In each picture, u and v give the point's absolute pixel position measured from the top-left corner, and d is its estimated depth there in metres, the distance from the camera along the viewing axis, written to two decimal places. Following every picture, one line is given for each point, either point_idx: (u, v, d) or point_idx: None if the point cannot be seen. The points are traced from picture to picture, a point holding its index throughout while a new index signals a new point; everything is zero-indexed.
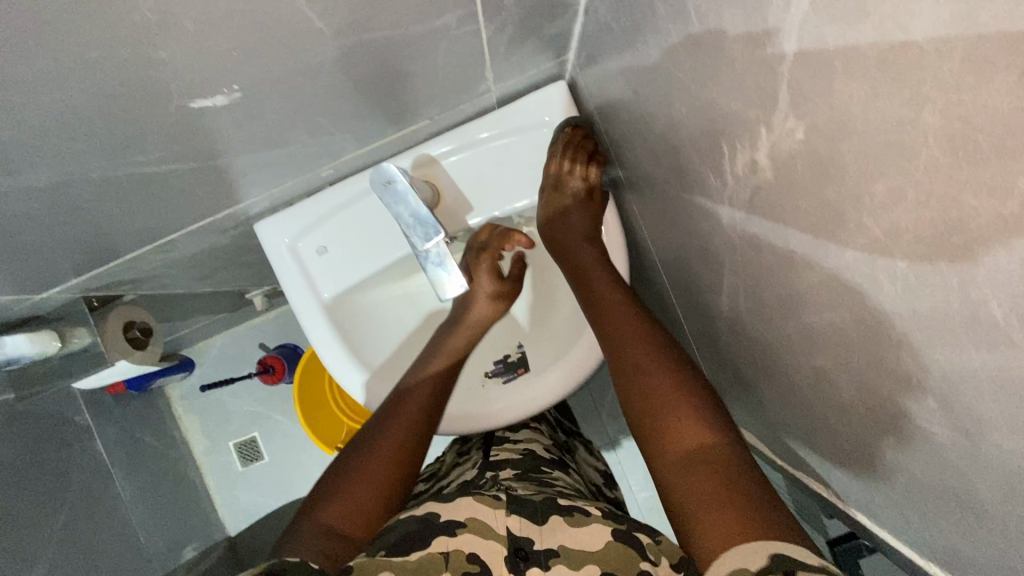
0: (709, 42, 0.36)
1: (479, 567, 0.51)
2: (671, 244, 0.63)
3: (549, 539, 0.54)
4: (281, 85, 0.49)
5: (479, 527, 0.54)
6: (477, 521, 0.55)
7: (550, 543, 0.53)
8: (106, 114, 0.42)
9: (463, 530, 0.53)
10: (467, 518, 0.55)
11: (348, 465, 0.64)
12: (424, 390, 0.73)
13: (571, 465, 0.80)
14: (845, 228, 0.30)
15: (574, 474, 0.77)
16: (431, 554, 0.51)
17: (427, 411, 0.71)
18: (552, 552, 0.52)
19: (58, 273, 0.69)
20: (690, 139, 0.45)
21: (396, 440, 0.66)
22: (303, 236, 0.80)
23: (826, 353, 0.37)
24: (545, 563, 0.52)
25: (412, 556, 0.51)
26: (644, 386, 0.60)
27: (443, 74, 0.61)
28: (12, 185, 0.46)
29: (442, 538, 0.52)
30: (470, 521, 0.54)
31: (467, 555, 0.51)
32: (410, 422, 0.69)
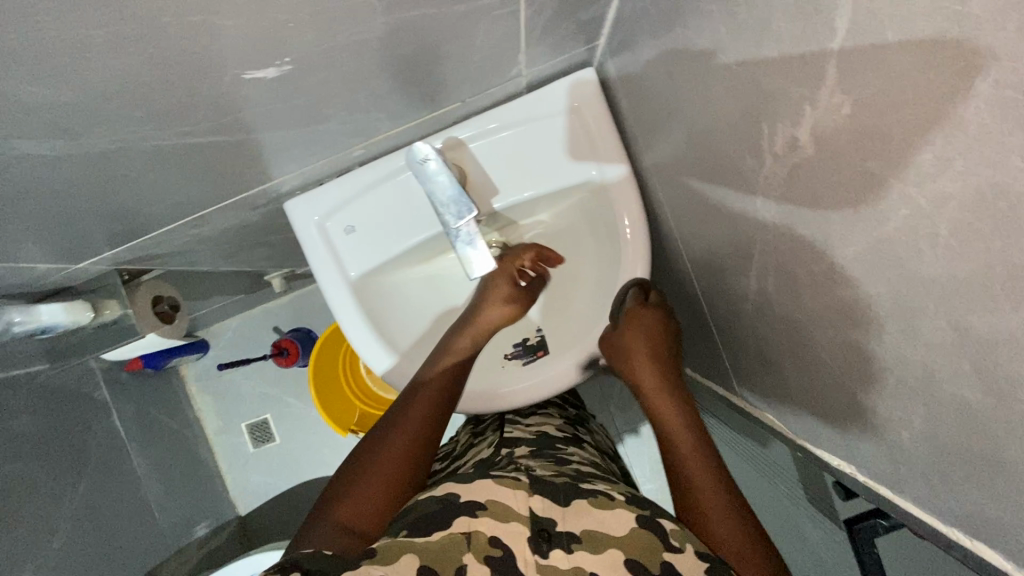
0: (756, 23, 0.37)
1: (502, 552, 0.51)
2: (699, 226, 0.64)
3: (571, 521, 0.54)
4: (328, 59, 0.50)
5: (498, 511, 0.54)
6: (496, 504, 0.54)
7: (572, 526, 0.54)
8: (164, 82, 0.44)
9: (484, 513, 0.53)
10: (487, 500, 0.55)
11: (355, 465, 0.64)
12: (433, 393, 0.72)
13: (585, 440, 0.82)
14: (887, 199, 0.31)
15: (589, 448, 0.79)
16: (453, 533, 0.51)
17: (435, 413, 0.70)
18: (575, 537, 0.53)
19: (95, 245, 0.71)
20: (726, 120, 0.46)
21: (404, 446, 0.66)
22: (332, 214, 0.81)
23: (858, 326, 0.39)
24: (568, 546, 0.52)
25: (433, 537, 0.51)
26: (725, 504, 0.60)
27: (478, 55, 0.62)
28: (67, 150, 0.47)
29: (463, 519, 0.53)
30: (489, 504, 0.54)
31: (488, 539, 0.51)
32: (419, 421, 0.68)
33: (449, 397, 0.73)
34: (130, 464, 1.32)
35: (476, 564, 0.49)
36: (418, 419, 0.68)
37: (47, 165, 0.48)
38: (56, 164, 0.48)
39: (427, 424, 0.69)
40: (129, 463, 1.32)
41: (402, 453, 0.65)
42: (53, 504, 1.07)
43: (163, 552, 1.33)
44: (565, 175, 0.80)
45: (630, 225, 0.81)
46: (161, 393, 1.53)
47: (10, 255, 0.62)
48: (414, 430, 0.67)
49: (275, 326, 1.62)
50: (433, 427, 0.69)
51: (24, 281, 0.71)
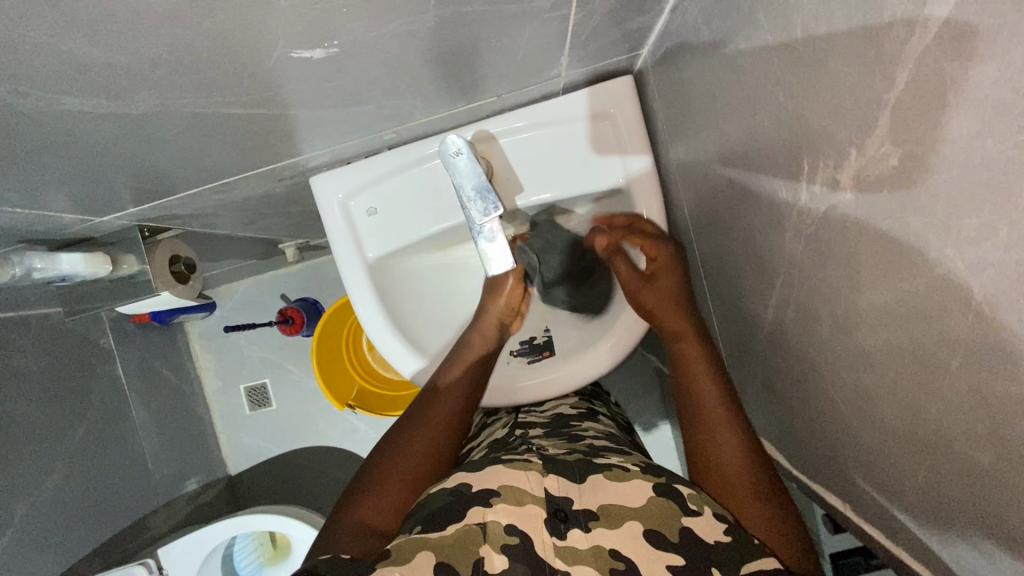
0: (814, 60, 0.37)
1: (519, 540, 0.52)
2: (720, 247, 0.65)
3: (588, 499, 0.56)
4: (375, 45, 0.50)
5: (514, 497, 0.55)
6: (511, 490, 0.55)
7: (589, 504, 0.56)
8: (211, 53, 0.44)
9: (498, 500, 0.54)
10: (500, 486, 0.56)
11: (374, 465, 0.65)
12: (458, 390, 0.74)
13: (600, 413, 0.83)
14: (924, 255, 0.31)
15: (604, 423, 0.80)
16: (468, 525, 0.52)
17: (458, 409, 0.72)
18: (592, 515, 0.55)
19: (119, 201, 0.71)
20: (768, 150, 0.46)
21: (422, 445, 0.67)
22: (356, 194, 0.82)
23: (872, 372, 0.39)
24: (586, 525, 0.54)
25: (448, 530, 0.52)
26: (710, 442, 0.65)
27: (522, 53, 0.62)
28: (109, 110, 0.48)
29: (478, 509, 0.54)
30: (504, 491, 0.55)
31: (504, 528, 0.52)
32: (440, 418, 0.70)
33: (469, 396, 0.74)
34: (129, 414, 1.34)
35: (492, 555, 0.50)
36: (440, 418, 0.70)
37: (87, 121, 0.48)
38: (95, 121, 0.49)
39: (448, 423, 0.70)
40: (127, 413, 1.34)
41: (421, 450, 0.67)
42: (50, 446, 1.09)
43: (153, 502, 1.36)
44: (591, 180, 0.80)
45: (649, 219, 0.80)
46: (165, 348, 1.54)
47: (39, 203, 0.63)
48: (434, 429, 0.69)
49: (283, 295, 1.63)
50: (456, 420, 0.71)
51: (48, 228, 0.72)
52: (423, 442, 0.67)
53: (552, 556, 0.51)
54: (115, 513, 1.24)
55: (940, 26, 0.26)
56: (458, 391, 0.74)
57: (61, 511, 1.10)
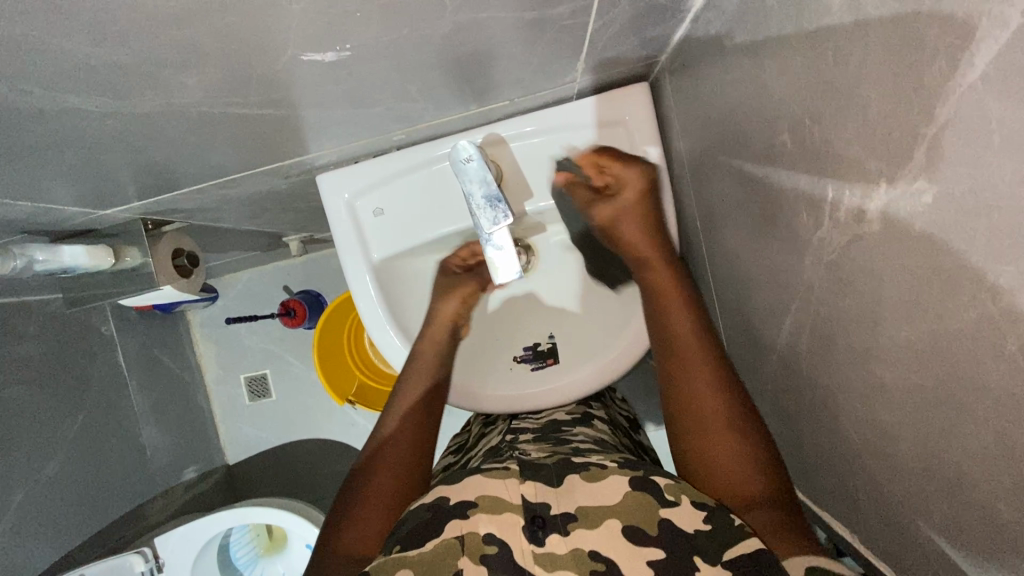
0: (847, 85, 0.35)
1: (497, 549, 0.52)
2: (733, 262, 0.63)
3: (565, 503, 0.55)
4: (390, 49, 0.49)
5: (489, 506, 0.55)
6: (487, 499, 0.56)
7: (567, 507, 0.55)
8: (220, 55, 0.43)
9: (475, 511, 0.55)
10: (478, 497, 0.56)
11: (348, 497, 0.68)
12: (413, 407, 0.76)
13: (595, 417, 0.82)
14: (957, 297, 0.30)
15: (597, 426, 0.79)
16: (446, 538, 0.53)
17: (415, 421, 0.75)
18: (570, 516, 0.54)
19: (123, 195, 0.70)
20: (792, 173, 0.45)
21: (385, 468, 0.70)
22: (362, 194, 0.81)
23: (892, 407, 0.39)
24: (564, 528, 0.53)
25: (427, 546, 0.53)
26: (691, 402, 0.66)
27: (538, 59, 0.60)
28: (113, 109, 0.46)
29: (456, 522, 0.54)
30: (481, 501, 0.56)
31: (482, 538, 0.52)
32: (396, 439, 0.73)
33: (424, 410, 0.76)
34: (129, 402, 1.34)
35: (471, 566, 0.50)
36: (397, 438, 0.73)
37: (90, 119, 0.47)
38: (99, 119, 0.48)
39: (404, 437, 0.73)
40: (127, 402, 1.34)
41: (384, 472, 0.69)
42: (48, 433, 1.09)
43: (151, 490, 1.36)
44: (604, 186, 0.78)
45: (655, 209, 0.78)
46: (166, 337, 1.54)
47: (41, 196, 0.62)
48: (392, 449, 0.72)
49: (285, 286, 1.61)
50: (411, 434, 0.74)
51: (50, 220, 0.71)
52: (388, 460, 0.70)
53: (530, 563, 0.51)
54: (113, 501, 1.24)
55: (988, 64, 0.25)
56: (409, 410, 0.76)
57: (58, 499, 1.10)
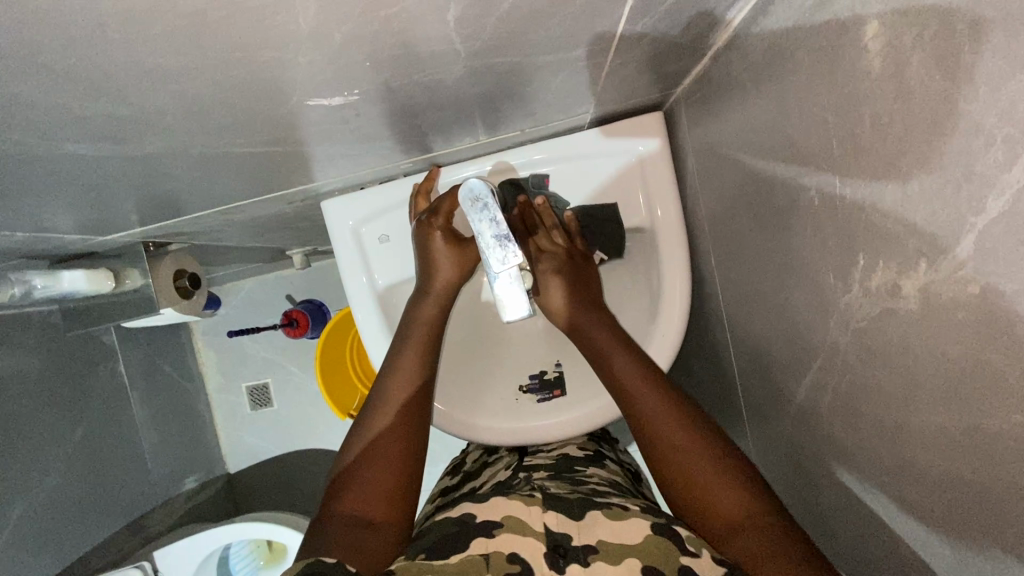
0: (883, 155, 0.33)
1: (520, 567, 0.49)
2: (749, 305, 0.62)
3: (586, 536, 0.54)
4: (400, 91, 0.47)
5: (516, 528, 0.54)
6: (513, 521, 0.55)
7: (588, 539, 0.53)
8: (225, 104, 0.41)
9: (501, 530, 0.53)
10: (503, 519, 0.55)
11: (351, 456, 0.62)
12: (415, 365, 0.71)
13: (607, 458, 0.82)
14: (1003, 396, 0.28)
15: (610, 468, 0.78)
16: (471, 555, 0.51)
17: (420, 383, 0.70)
18: (592, 548, 0.52)
19: (125, 221, 0.69)
20: (818, 231, 0.43)
21: (393, 428, 0.64)
22: (368, 221, 0.80)
23: (925, 488, 0.37)
24: (585, 560, 0.51)
25: (451, 559, 0.51)
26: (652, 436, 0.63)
27: (553, 95, 0.58)
28: (113, 152, 0.45)
29: (480, 541, 0.52)
30: (506, 522, 0.55)
31: (506, 556, 0.50)
32: (404, 399, 0.67)
33: (429, 376, 0.72)
34: (130, 414, 1.33)
35: None
36: (400, 398, 0.68)
37: (90, 161, 0.46)
38: (99, 161, 0.46)
39: (409, 397, 0.68)
40: (129, 413, 1.33)
41: (389, 432, 0.64)
42: (47, 449, 1.08)
43: (152, 502, 1.35)
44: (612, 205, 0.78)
45: (665, 240, 0.77)
46: (168, 346, 1.53)
47: (42, 226, 0.60)
48: (399, 409, 0.66)
49: (288, 296, 1.60)
50: (419, 396, 0.69)
51: (49, 246, 0.70)
52: (389, 411, 0.66)
53: None
54: (113, 514, 1.23)
55: None
56: (412, 369, 0.71)
57: (57, 515, 1.09)
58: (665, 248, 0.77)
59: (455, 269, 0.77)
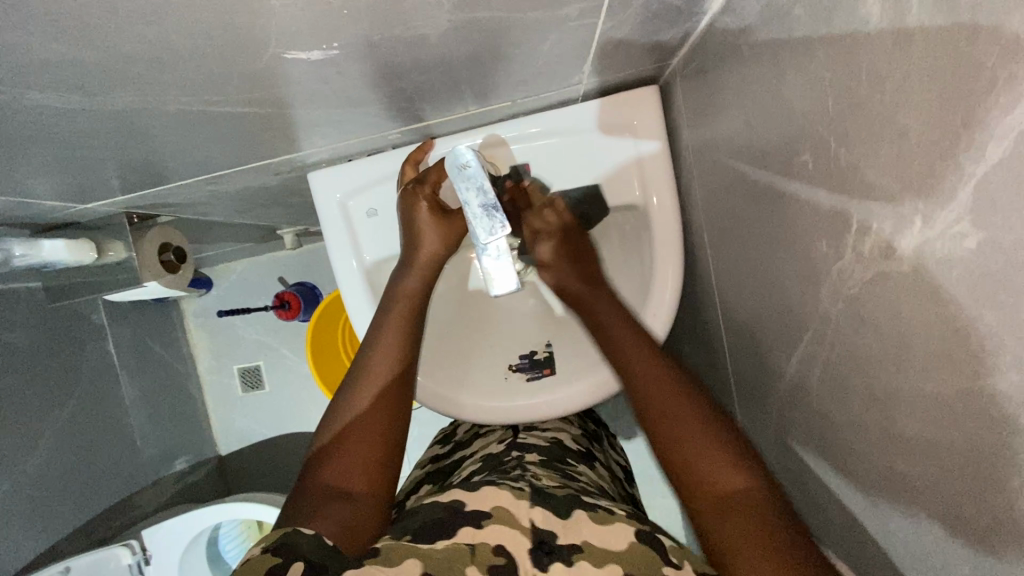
0: (881, 109, 0.32)
1: (505, 560, 0.50)
2: (740, 280, 0.60)
3: (572, 535, 0.53)
4: (382, 49, 0.45)
5: (504, 519, 0.54)
6: (503, 513, 0.54)
7: (574, 539, 0.53)
8: (197, 53, 0.39)
9: (489, 521, 0.53)
10: (492, 509, 0.55)
11: (333, 430, 0.61)
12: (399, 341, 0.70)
13: (597, 461, 0.81)
14: (997, 356, 0.27)
15: (598, 472, 0.77)
16: (458, 543, 0.51)
17: (401, 355, 0.69)
18: (576, 549, 0.52)
19: (105, 188, 0.67)
20: (812, 198, 0.41)
21: (373, 405, 0.63)
22: (356, 194, 0.78)
23: (914, 458, 0.36)
24: (569, 560, 0.51)
25: (438, 544, 0.51)
26: (649, 404, 0.63)
27: (545, 60, 0.57)
28: (85, 105, 0.43)
29: (468, 529, 0.52)
30: (496, 513, 0.54)
31: (492, 548, 0.51)
32: (386, 374, 0.66)
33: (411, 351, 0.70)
34: (118, 392, 1.32)
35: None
36: (382, 374, 0.66)
37: (59, 115, 0.44)
38: (70, 115, 0.44)
39: (393, 373, 0.67)
40: (117, 392, 1.32)
41: (372, 406, 0.63)
42: (33, 424, 1.07)
43: (141, 481, 1.34)
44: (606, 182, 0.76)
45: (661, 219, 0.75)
46: (158, 326, 1.51)
47: (18, 189, 0.58)
48: (381, 385, 0.65)
49: (280, 278, 1.58)
50: (403, 372, 0.68)
51: (27, 213, 0.68)
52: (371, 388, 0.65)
53: None
54: (101, 492, 1.23)
55: None
56: (394, 344, 0.69)
57: (44, 490, 1.09)
58: (659, 226, 0.75)
59: (438, 241, 0.76)
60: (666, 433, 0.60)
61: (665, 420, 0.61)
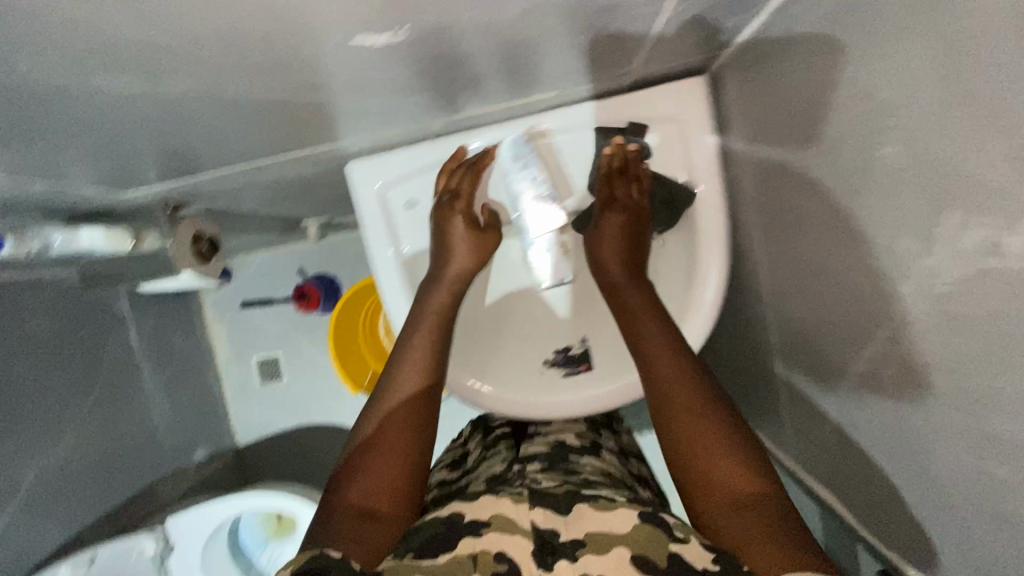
0: (992, 99, 0.30)
1: (507, 567, 0.49)
2: (799, 276, 0.59)
3: (573, 530, 0.52)
4: (445, 34, 0.44)
5: (503, 525, 0.53)
6: (501, 519, 0.53)
7: (576, 534, 0.52)
8: (265, 37, 0.38)
9: (489, 530, 0.52)
10: (490, 516, 0.54)
11: (358, 444, 0.60)
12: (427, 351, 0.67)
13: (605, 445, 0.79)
14: None
15: (605, 458, 0.75)
16: (458, 556, 0.50)
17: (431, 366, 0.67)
18: (579, 543, 0.50)
19: (142, 176, 0.66)
20: (896, 192, 0.40)
21: (400, 420, 0.61)
22: (394, 185, 0.77)
23: (1011, 461, 0.35)
24: (572, 554, 0.49)
25: (440, 560, 0.50)
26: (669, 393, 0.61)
27: (602, 48, 0.55)
28: (143, 88, 0.42)
29: (467, 540, 0.51)
30: (494, 520, 0.53)
31: (494, 556, 0.49)
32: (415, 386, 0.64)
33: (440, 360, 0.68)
34: (141, 381, 1.32)
35: None
36: (410, 386, 0.64)
37: (115, 99, 0.43)
38: (126, 99, 0.43)
39: (420, 387, 0.65)
40: (139, 381, 1.32)
41: (399, 420, 0.61)
42: (58, 412, 1.07)
43: (162, 470, 1.35)
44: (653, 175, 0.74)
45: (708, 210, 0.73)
46: (178, 317, 1.51)
47: (58, 175, 0.57)
48: (409, 398, 0.63)
49: (300, 270, 1.57)
50: (431, 385, 0.66)
51: (65, 200, 0.67)
52: (399, 401, 0.63)
53: None
54: (124, 481, 1.23)
55: None
56: (423, 359, 0.67)
57: (69, 478, 1.09)
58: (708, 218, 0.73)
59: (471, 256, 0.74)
60: (681, 423, 0.59)
61: (682, 410, 0.59)
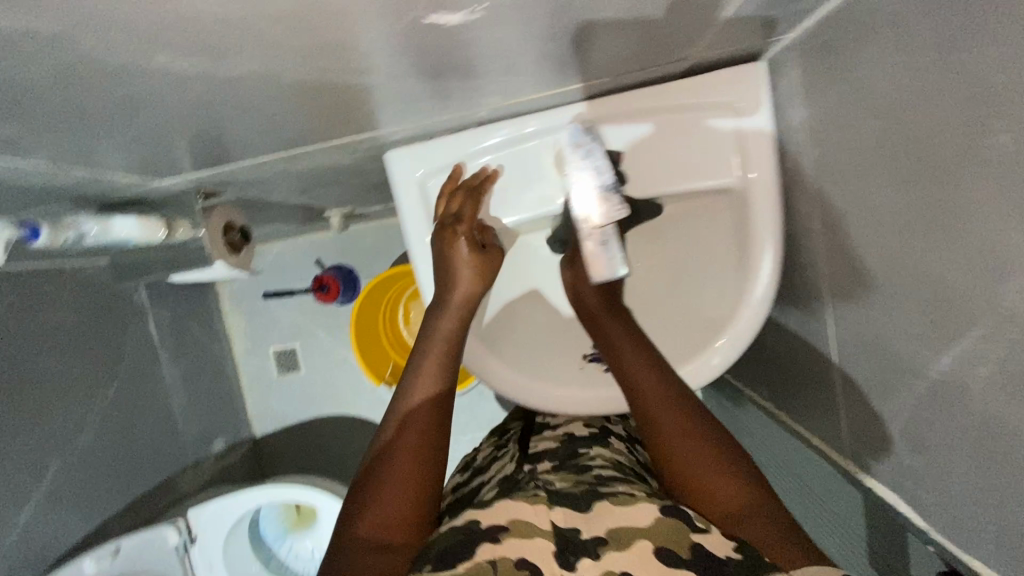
0: None
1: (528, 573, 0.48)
2: (868, 270, 0.57)
3: (594, 528, 0.52)
4: (519, 12, 0.41)
5: (523, 529, 0.52)
6: (520, 523, 0.52)
7: (597, 531, 0.52)
8: (340, 15, 0.36)
9: (508, 535, 0.51)
10: (509, 521, 0.53)
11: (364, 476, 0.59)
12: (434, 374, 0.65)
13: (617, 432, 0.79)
14: None
15: (619, 446, 0.74)
16: (478, 562, 0.49)
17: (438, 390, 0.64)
18: (600, 541, 0.51)
19: (177, 163, 0.64)
20: (1002, 182, 0.38)
21: (407, 449, 0.59)
22: (435, 173, 0.75)
23: None
24: (594, 553, 0.50)
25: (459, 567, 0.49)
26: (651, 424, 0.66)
27: (668, 31, 0.53)
28: (201, 69, 0.40)
29: (487, 546, 0.51)
30: (513, 525, 0.52)
31: (514, 562, 0.49)
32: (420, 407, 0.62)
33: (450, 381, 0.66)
34: (160, 373, 1.31)
35: None
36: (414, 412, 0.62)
37: (168, 80, 0.41)
38: (179, 81, 0.41)
39: (426, 412, 0.62)
40: (159, 372, 1.30)
41: (404, 449, 0.59)
42: (81, 404, 1.06)
43: (183, 462, 1.34)
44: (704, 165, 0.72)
45: (761, 204, 0.71)
46: (196, 307, 1.49)
47: (94, 161, 0.55)
48: (414, 422, 0.61)
49: (318, 260, 1.55)
50: (438, 410, 0.63)
51: (99, 188, 0.65)
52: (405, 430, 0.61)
53: None
54: (146, 473, 1.22)
55: None
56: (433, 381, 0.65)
57: (92, 470, 1.08)
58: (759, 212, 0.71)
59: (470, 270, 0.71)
60: (668, 450, 0.63)
61: (666, 440, 0.63)
